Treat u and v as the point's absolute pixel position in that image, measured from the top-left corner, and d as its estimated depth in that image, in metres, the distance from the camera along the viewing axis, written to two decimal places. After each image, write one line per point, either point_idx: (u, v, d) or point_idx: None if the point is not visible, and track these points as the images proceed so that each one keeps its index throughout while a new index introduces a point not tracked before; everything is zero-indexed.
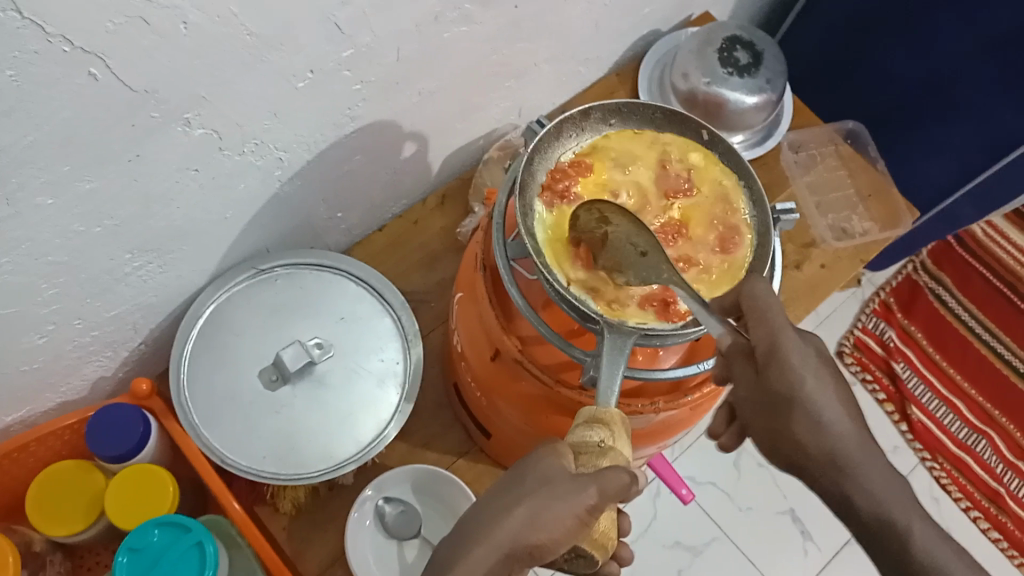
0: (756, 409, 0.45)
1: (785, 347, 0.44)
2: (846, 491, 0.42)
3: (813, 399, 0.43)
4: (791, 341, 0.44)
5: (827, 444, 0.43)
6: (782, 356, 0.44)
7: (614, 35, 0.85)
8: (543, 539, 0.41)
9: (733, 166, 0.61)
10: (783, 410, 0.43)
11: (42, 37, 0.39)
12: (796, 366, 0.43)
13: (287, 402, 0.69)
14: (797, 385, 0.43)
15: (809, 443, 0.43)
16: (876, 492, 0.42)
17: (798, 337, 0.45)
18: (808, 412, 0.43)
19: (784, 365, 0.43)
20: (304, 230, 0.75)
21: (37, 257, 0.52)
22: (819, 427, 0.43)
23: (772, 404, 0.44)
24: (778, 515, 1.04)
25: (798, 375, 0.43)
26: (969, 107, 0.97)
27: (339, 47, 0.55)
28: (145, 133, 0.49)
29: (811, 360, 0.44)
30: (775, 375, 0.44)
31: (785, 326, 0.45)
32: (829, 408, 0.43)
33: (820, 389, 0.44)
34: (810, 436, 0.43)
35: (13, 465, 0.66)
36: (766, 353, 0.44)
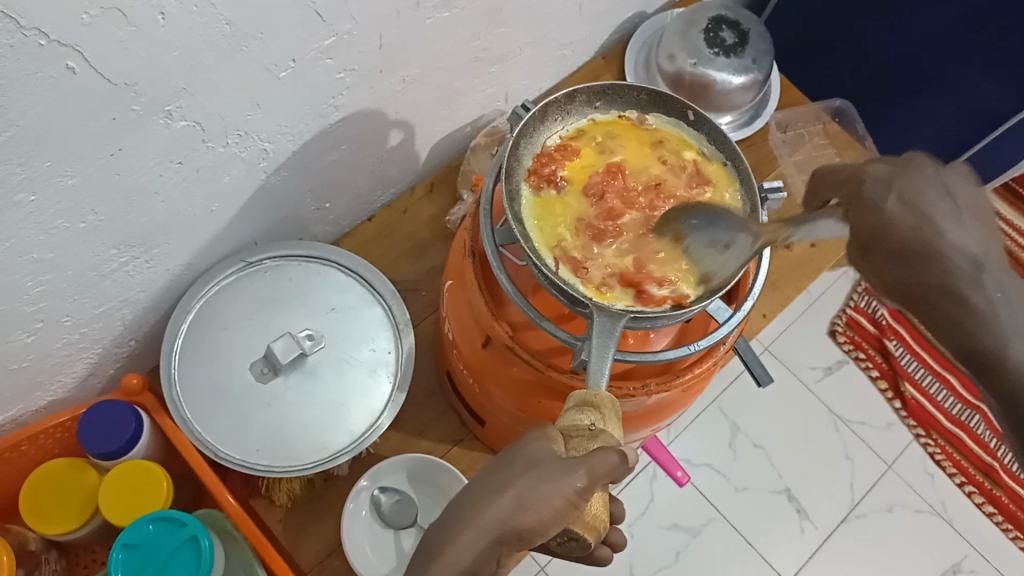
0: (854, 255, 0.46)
1: (869, 182, 0.45)
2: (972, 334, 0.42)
3: (913, 218, 0.43)
4: (875, 175, 0.45)
5: (935, 265, 0.42)
6: (862, 190, 0.45)
7: (598, 18, 0.85)
8: (531, 522, 0.41)
9: (719, 146, 0.60)
10: (870, 241, 0.44)
11: (16, 31, 0.39)
12: (873, 198, 0.44)
13: (279, 395, 0.69)
14: (882, 211, 0.43)
15: (913, 266, 0.43)
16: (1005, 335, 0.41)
17: (879, 180, 0.44)
18: (906, 234, 0.43)
19: (863, 194, 0.45)
20: (291, 221, 0.74)
21: (21, 255, 0.51)
22: (923, 249, 0.42)
23: (854, 233, 0.45)
24: (774, 494, 1.05)
25: (881, 203, 0.44)
26: (945, 78, 0.98)
27: (319, 35, 0.55)
28: (126, 126, 0.49)
29: (892, 193, 0.44)
30: (855, 211, 0.45)
31: (869, 170, 0.45)
32: (942, 228, 0.42)
33: (927, 207, 0.43)
34: (912, 259, 0.43)
35: (6, 464, 0.66)
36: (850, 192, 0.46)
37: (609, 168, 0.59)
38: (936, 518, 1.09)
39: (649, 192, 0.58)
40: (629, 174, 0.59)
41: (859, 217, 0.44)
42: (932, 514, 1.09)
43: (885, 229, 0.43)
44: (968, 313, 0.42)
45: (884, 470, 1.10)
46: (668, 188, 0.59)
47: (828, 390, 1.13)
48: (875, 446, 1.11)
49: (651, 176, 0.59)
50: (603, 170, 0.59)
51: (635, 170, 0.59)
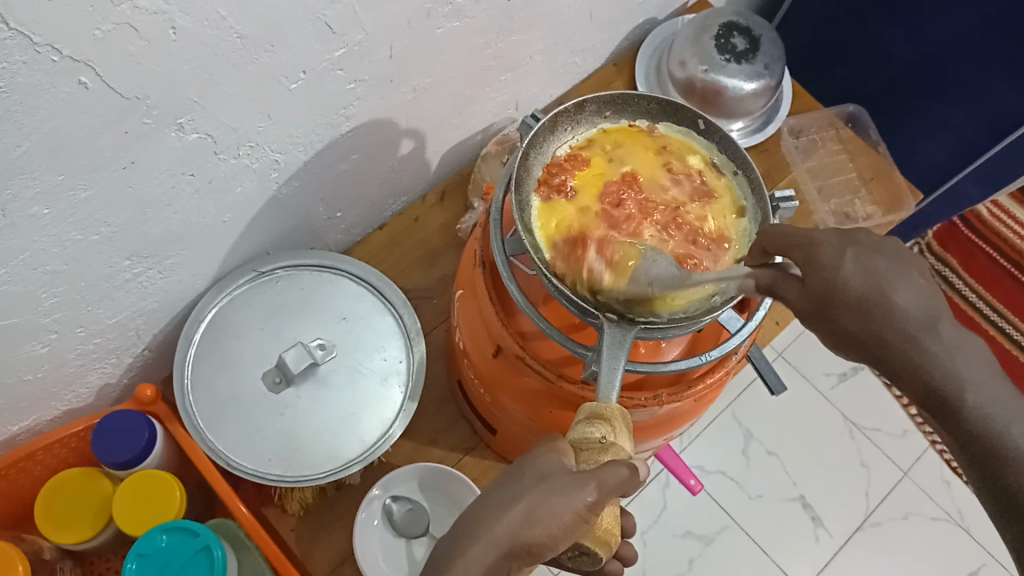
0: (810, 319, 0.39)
1: (823, 247, 0.39)
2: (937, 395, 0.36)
3: (866, 282, 0.37)
4: (827, 241, 0.39)
5: (888, 327, 0.36)
6: (816, 254, 0.38)
7: (609, 25, 0.85)
8: (541, 535, 0.41)
9: (730, 155, 0.60)
10: (823, 303, 0.37)
11: (29, 47, 0.39)
12: (829, 260, 0.38)
13: (291, 404, 0.69)
14: (837, 276, 0.37)
15: (871, 330, 0.37)
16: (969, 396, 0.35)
17: (834, 248, 0.38)
18: (859, 297, 0.37)
19: (816, 257, 0.38)
20: (304, 230, 0.75)
21: (35, 267, 0.52)
22: (883, 310, 0.36)
23: (804, 301, 0.38)
24: (789, 502, 1.04)
25: (838, 265, 0.38)
26: (962, 82, 0.97)
27: (330, 46, 0.55)
28: (139, 139, 0.49)
29: (847, 255, 0.38)
30: (810, 275, 0.38)
31: (821, 233, 0.40)
32: (894, 287, 0.37)
33: (880, 266, 0.37)
34: (871, 322, 0.36)
35: (21, 474, 0.67)
36: (801, 257, 0.40)
37: (623, 180, 0.59)
38: (953, 526, 1.08)
39: (660, 204, 0.58)
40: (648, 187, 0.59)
41: (812, 286, 0.38)
42: (949, 522, 1.08)
43: (841, 293, 0.37)
44: (927, 374, 0.36)
45: (899, 477, 1.09)
46: (678, 199, 0.58)
47: (843, 397, 1.12)
48: (891, 453, 1.10)
49: (665, 186, 0.59)
50: (618, 180, 0.59)
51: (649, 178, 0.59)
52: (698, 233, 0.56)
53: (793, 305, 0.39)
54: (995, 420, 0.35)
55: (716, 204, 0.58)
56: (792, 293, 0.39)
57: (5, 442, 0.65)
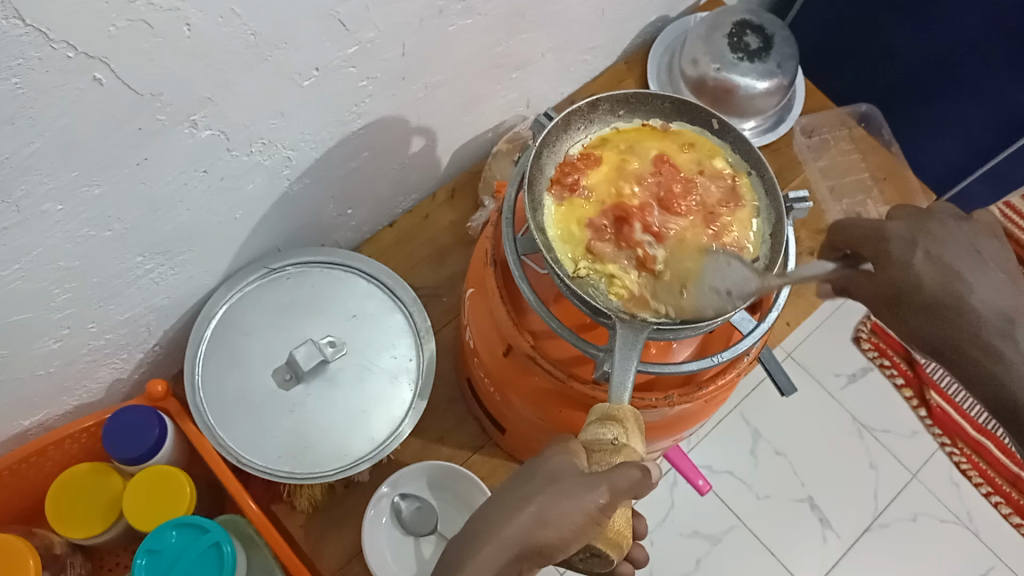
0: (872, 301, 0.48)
1: (893, 241, 0.47)
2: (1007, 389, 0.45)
3: (940, 280, 0.46)
4: (895, 234, 0.48)
5: (963, 320, 0.45)
6: (887, 249, 0.47)
7: (621, 23, 0.85)
8: (552, 538, 0.41)
9: (743, 155, 0.59)
10: (895, 297, 0.46)
11: (45, 44, 0.39)
12: (900, 254, 0.47)
13: (301, 401, 0.69)
14: (910, 268, 0.46)
15: (945, 323, 0.46)
16: None
17: (910, 246, 0.47)
18: (933, 291, 0.46)
19: (887, 253, 0.47)
20: (314, 227, 0.75)
21: (48, 263, 0.52)
22: (957, 304, 0.45)
23: (877, 286, 0.47)
24: (797, 503, 1.04)
25: (911, 260, 0.47)
26: (975, 82, 0.96)
27: (342, 44, 0.55)
28: (151, 136, 0.49)
29: (919, 252, 0.47)
30: (882, 268, 0.47)
31: (890, 228, 0.48)
32: (971, 283, 0.46)
33: (952, 263, 0.46)
34: (944, 317, 0.46)
35: (32, 469, 0.67)
36: (871, 249, 0.48)
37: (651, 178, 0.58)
38: (961, 529, 1.08)
39: (687, 206, 0.57)
40: (677, 186, 0.58)
41: (886, 276, 0.47)
42: (958, 524, 1.08)
43: (916, 286, 0.46)
44: (995, 366, 0.45)
45: (908, 479, 1.08)
46: (696, 199, 0.58)
47: (852, 399, 1.12)
48: (900, 454, 1.09)
49: (684, 181, 0.58)
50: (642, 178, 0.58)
51: (670, 172, 0.59)
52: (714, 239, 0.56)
53: (865, 294, 0.48)
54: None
55: (738, 211, 0.58)
56: (862, 282, 0.48)
57: (16, 437, 0.65)
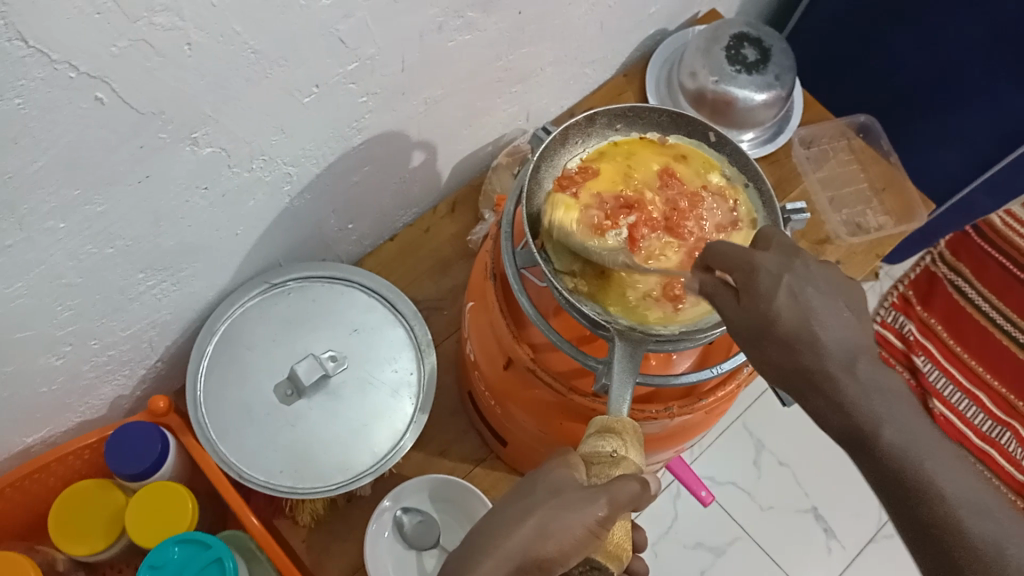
0: (739, 335, 0.42)
1: (762, 273, 0.41)
2: (851, 420, 0.39)
3: (797, 315, 0.41)
4: (766, 266, 0.42)
5: (813, 357, 0.40)
6: (756, 283, 0.41)
7: (620, 36, 0.85)
8: (553, 552, 0.40)
9: (740, 167, 0.60)
10: (755, 329, 0.41)
11: (47, 64, 0.40)
12: (767, 288, 0.41)
13: (303, 416, 0.69)
14: (771, 305, 0.41)
15: (798, 362, 0.41)
16: (880, 420, 0.39)
17: (779, 276, 0.41)
18: (790, 329, 0.41)
19: (755, 284, 0.41)
20: (316, 241, 0.75)
21: (51, 280, 0.52)
22: (808, 341, 0.40)
23: (739, 321, 0.42)
24: (801, 513, 1.03)
25: (772, 297, 0.41)
26: (976, 91, 0.96)
27: (343, 60, 0.55)
28: (153, 153, 0.50)
29: (785, 284, 0.41)
30: (750, 298, 0.41)
31: (761, 259, 0.42)
32: (825, 322, 0.41)
33: (811, 299, 0.41)
34: (797, 355, 0.41)
35: (35, 485, 0.67)
36: (741, 279, 0.42)
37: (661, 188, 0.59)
38: None
39: (685, 225, 0.57)
40: (682, 202, 0.58)
41: (749, 309, 0.41)
42: None
43: (774, 324, 0.41)
44: (843, 405, 0.40)
45: None
46: (701, 216, 0.58)
47: None
48: None
49: (690, 197, 0.58)
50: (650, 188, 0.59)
51: (677, 187, 0.59)
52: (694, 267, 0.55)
53: (730, 321, 0.43)
54: (910, 450, 0.38)
55: (734, 234, 0.57)
56: (732, 310, 0.42)
57: (19, 453, 0.66)
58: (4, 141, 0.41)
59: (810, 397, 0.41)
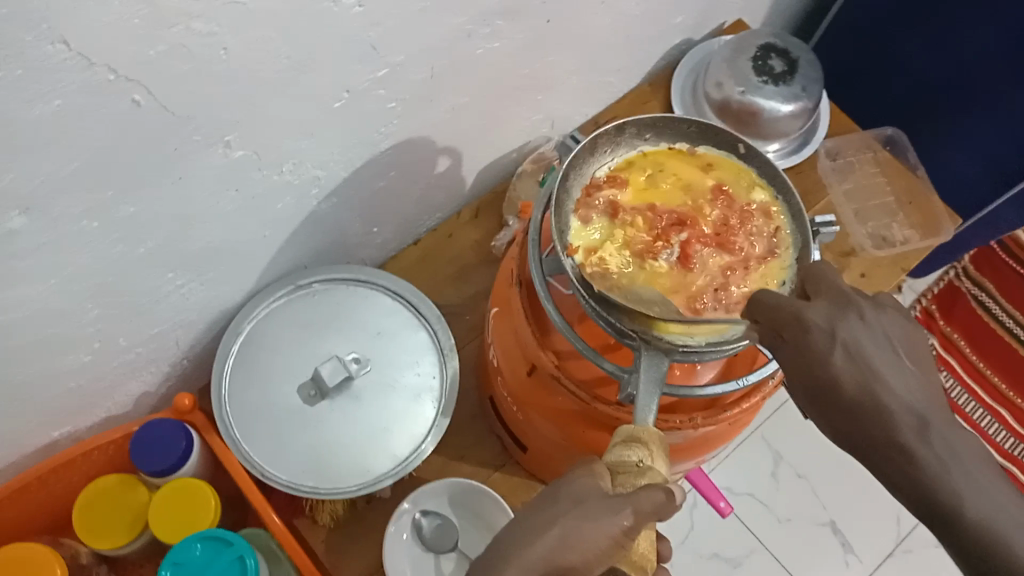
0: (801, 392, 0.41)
1: (816, 330, 0.40)
2: (928, 494, 0.36)
3: (859, 377, 0.39)
4: (818, 322, 0.40)
5: (880, 425, 0.38)
6: (808, 341, 0.40)
7: (645, 46, 0.85)
8: (576, 559, 0.41)
9: (769, 179, 0.60)
10: (816, 389, 0.40)
11: (87, 68, 0.40)
12: (822, 347, 0.39)
13: (325, 417, 0.70)
14: (829, 365, 0.39)
15: (864, 428, 0.38)
16: (960, 493, 0.35)
17: (831, 331, 0.40)
18: (853, 394, 0.38)
19: (809, 345, 0.40)
20: (341, 244, 0.76)
21: (83, 278, 0.53)
22: (875, 407, 0.38)
23: (796, 379, 0.40)
24: (818, 527, 1.03)
25: (828, 358, 0.39)
26: (999, 102, 0.95)
27: (372, 66, 0.56)
28: (186, 155, 0.50)
29: (844, 342, 0.39)
30: (804, 356, 0.40)
31: (811, 313, 0.41)
32: (890, 383, 0.38)
33: (871, 358, 0.39)
34: (861, 420, 0.38)
35: (60, 479, 0.68)
36: (792, 335, 0.41)
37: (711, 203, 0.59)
38: None
39: (733, 244, 0.57)
40: (733, 220, 0.58)
41: (804, 368, 0.40)
42: None
43: (835, 388, 0.39)
44: (921, 480, 0.36)
45: None
46: (750, 233, 0.58)
47: None
48: None
49: (739, 214, 0.58)
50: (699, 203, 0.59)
51: (727, 205, 0.59)
52: (726, 285, 0.55)
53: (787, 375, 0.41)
54: (995, 525, 0.35)
55: (772, 261, 0.56)
56: (787, 365, 0.41)
57: (46, 448, 0.67)
58: (42, 142, 0.42)
59: (881, 468, 0.38)
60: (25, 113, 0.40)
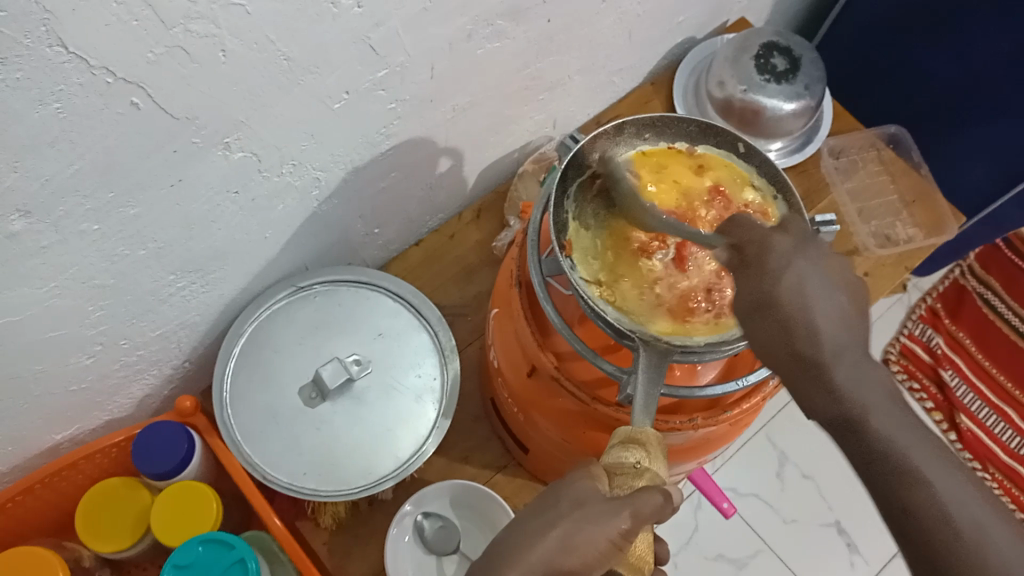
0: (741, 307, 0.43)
1: (773, 251, 0.43)
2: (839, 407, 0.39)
3: (797, 301, 0.41)
4: (779, 247, 0.43)
5: (808, 346, 0.40)
6: (765, 260, 0.43)
7: (648, 44, 0.85)
8: (576, 564, 0.40)
9: (770, 178, 0.59)
10: (760, 306, 0.42)
11: (85, 70, 0.40)
12: (775, 268, 0.42)
13: (326, 419, 0.70)
14: (775, 285, 0.42)
15: (793, 346, 0.41)
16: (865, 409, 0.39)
17: (788, 252, 0.43)
18: (790, 316, 0.41)
19: (765, 266, 0.43)
20: (342, 246, 0.76)
21: (85, 281, 0.53)
22: (805, 329, 0.41)
23: (744, 295, 0.43)
24: (824, 527, 1.02)
25: (778, 280, 0.42)
26: (1005, 104, 0.95)
27: (373, 68, 0.56)
28: (187, 158, 0.50)
29: (792, 266, 0.42)
30: (757, 275, 0.43)
31: (775, 240, 0.43)
32: (823, 311, 0.41)
33: (813, 286, 0.42)
34: (792, 338, 0.41)
35: (64, 481, 0.68)
36: (753, 254, 0.44)
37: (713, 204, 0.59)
38: None
39: None
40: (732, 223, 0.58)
41: (753, 285, 0.43)
42: None
43: (775, 304, 0.41)
44: (833, 394, 0.40)
45: None
46: None
47: None
48: None
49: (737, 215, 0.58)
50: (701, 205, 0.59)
51: (725, 205, 0.59)
52: (718, 285, 0.55)
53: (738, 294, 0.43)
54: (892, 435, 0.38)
55: None
56: (739, 281, 0.44)
57: (48, 450, 0.67)
58: (42, 144, 0.42)
59: (799, 383, 0.41)
60: (24, 115, 0.40)
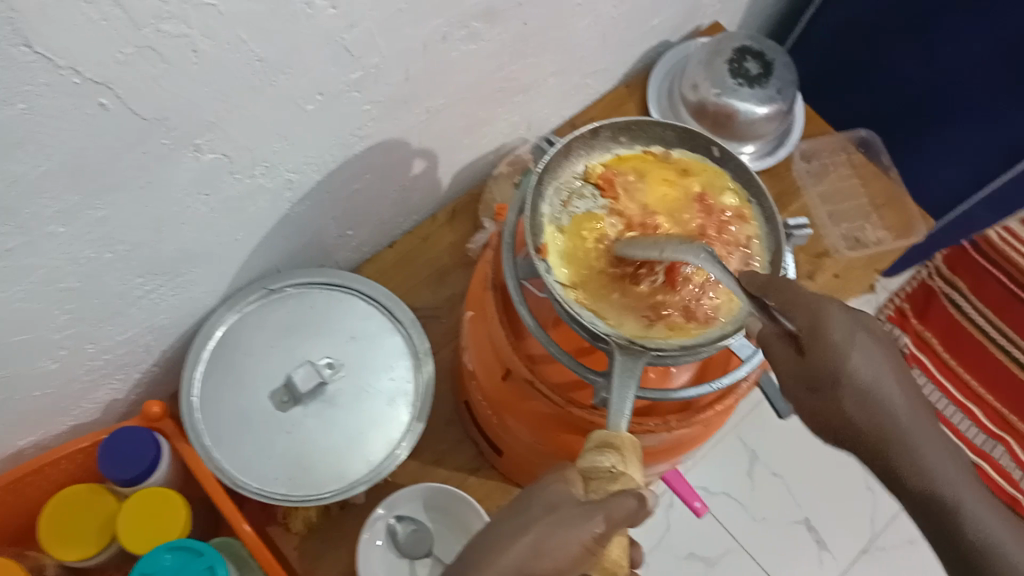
0: (798, 377, 0.43)
1: (832, 322, 0.42)
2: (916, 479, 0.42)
3: (867, 377, 0.42)
4: (834, 316, 0.42)
5: (878, 420, 0.42)
6: (825, 332, 0.42)
7: (623, 47, 0.85)
8: (549, 567, 0.40)
9: (744, 183, 0.59)
10: (827, 383, 0.42)
11: (52, 70, 0.39)
12: (841, 340, 0.42)
13: (298, 423, 0.69)
14: (843, 358, 0.42)
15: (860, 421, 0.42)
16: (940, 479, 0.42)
17: (842, 316, 0.43)
18: (862, 391, 0.42)
19: (825, 340, 0.42)
20: (314, 248, 0.75)
21: (51, 284, 0.52)
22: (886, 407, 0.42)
23: (801, 368, 0.43)
24: (793, 525, 1.03)
25: (846, 356, 0.42)
26: (976, 108, 0.96)
27: (347, 69, 0.55)
28: (156, 159, 0.49)
29: (853, 335, 0.42)
30: (813, 349, 0.42)
31: (829, 306, 0.43)
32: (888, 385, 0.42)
33: (875, 357, 0.43)
34: (863, 415, 0.42)
35: (29, 488, 0.66)
36: (806, 326, 0.42)
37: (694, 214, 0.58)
38: None
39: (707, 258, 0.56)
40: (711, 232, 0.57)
41: (814, 357, 0.42)
42: None
43: (841, 379, 0.42)
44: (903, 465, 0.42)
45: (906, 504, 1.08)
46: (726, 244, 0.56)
47: None
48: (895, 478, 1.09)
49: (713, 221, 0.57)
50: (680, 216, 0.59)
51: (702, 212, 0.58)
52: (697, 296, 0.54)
53: (784, 362, 0.43)
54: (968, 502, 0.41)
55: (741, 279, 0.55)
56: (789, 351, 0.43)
57: (11, 457, 0.65)
58: (7, 145, 0.41)
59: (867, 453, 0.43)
60: None
